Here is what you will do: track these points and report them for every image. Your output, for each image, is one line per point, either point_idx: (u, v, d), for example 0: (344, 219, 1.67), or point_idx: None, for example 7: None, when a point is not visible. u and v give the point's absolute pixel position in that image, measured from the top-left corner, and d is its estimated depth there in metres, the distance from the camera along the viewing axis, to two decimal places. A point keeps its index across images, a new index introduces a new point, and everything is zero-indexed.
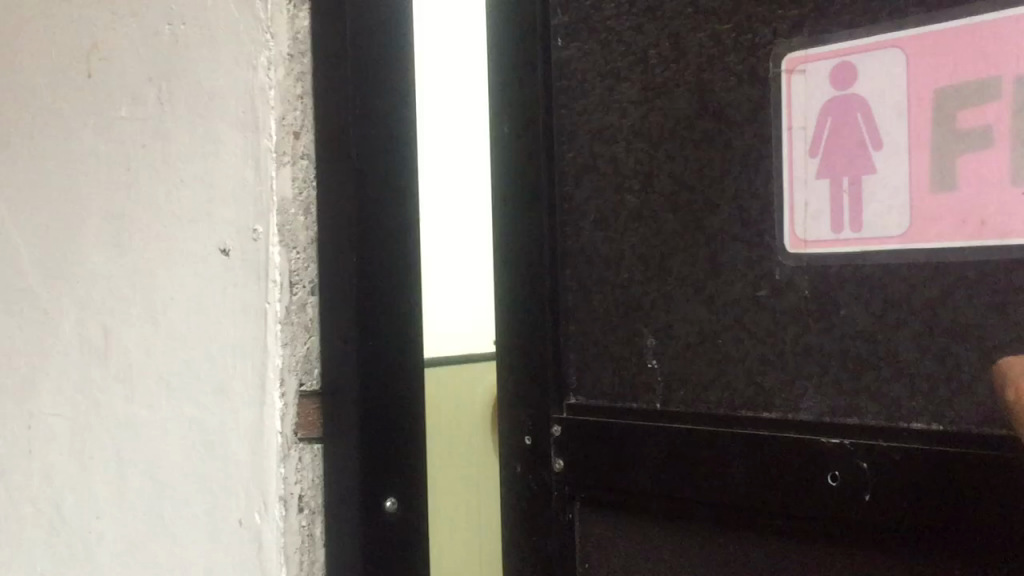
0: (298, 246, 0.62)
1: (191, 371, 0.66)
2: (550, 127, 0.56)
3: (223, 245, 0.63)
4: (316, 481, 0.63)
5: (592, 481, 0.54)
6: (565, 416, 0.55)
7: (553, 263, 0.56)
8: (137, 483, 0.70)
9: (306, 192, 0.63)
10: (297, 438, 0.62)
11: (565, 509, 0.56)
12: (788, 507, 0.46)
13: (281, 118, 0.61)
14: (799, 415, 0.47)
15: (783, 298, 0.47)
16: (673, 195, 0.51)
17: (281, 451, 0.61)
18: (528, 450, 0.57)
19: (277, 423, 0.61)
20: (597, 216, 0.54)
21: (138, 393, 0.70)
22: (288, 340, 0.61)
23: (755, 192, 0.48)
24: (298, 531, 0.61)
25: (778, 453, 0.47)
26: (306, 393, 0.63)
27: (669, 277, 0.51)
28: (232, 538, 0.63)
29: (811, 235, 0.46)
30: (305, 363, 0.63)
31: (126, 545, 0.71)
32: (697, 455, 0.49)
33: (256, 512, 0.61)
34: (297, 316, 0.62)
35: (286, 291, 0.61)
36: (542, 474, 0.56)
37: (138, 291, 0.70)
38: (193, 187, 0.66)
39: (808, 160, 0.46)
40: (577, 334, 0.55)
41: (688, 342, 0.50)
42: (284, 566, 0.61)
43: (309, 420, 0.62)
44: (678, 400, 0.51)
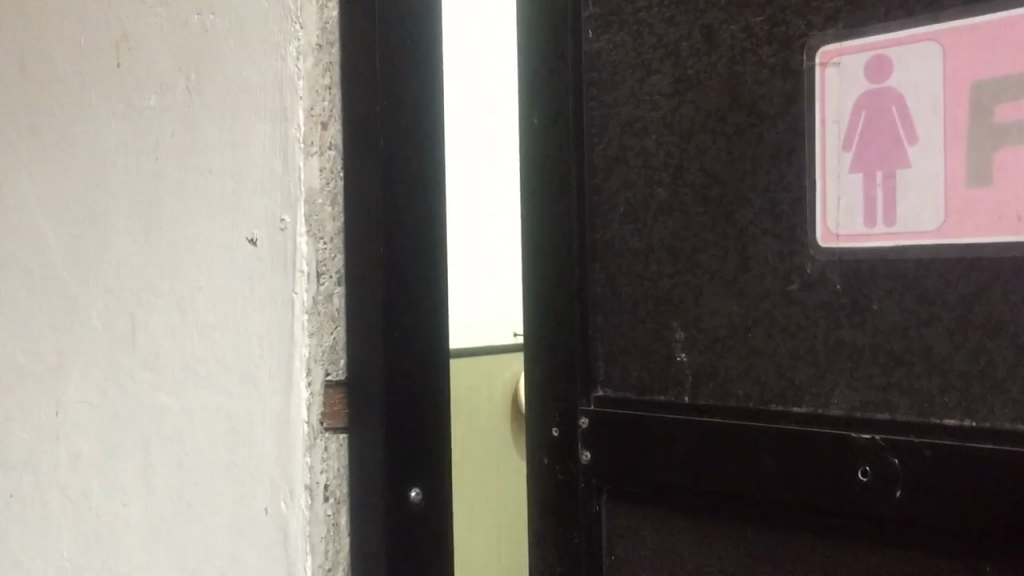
0: (325, 236, 0.62)
1: (217, 359, 0.67)
2: (580, 120, 0.56)
3: (251, 235, 0.64)
4: (341, 471, 0.63)
5: (619, 473, 0.54)
6: (592, 409, 0.55)
7: (581, 257, 0.56)
8: (164, 471, 0.71)
9: (333, 183, 0.63)
10: (323, 428, 0.62)
11: (592, 501, 0.56)
12: (818, 502, 0.46)
13: (309, 108, 0.61)
14: (828, 410, 0.46)
15: (815, 292, 0.47)
16: (703, 188, 0.50)
17: (307, 441, 0.62)
18: (556, 441, 0.57)
19: (303, 412, 0.62)
20: (626, 208, 0.54)
21: (164, 381, 0.71)
22: (314, 330, 0.62)
23: (787, 185, 0.47)
24: (323, 520, 0.62)
25: (808, 448, 0.46)
26: (332, 383, 0.63)
27: (698, 270, 0.51)
28: (258, 526, 0.64)
29: (843, 230, 0.46)
30: (331, 353, 0.63)
31: (153, 531, 0.71)
32: (724, 449, 0.49)
33: (282, 500, 0.62)
34: (323, 306, 0.62)
35: (312, 281, 0.61)
36: (569, 466, 0.57)
37: (166, 279, 0.70)
38: (220, 176, 0.66)
39: (841, 154, 0.45)
40: (606, 326, 0.55)
41: (717, 336, 0.50)
42: (310, 555, 0.61)
43: (334, 410, 0.63)
44: (708, 394, 0.50)
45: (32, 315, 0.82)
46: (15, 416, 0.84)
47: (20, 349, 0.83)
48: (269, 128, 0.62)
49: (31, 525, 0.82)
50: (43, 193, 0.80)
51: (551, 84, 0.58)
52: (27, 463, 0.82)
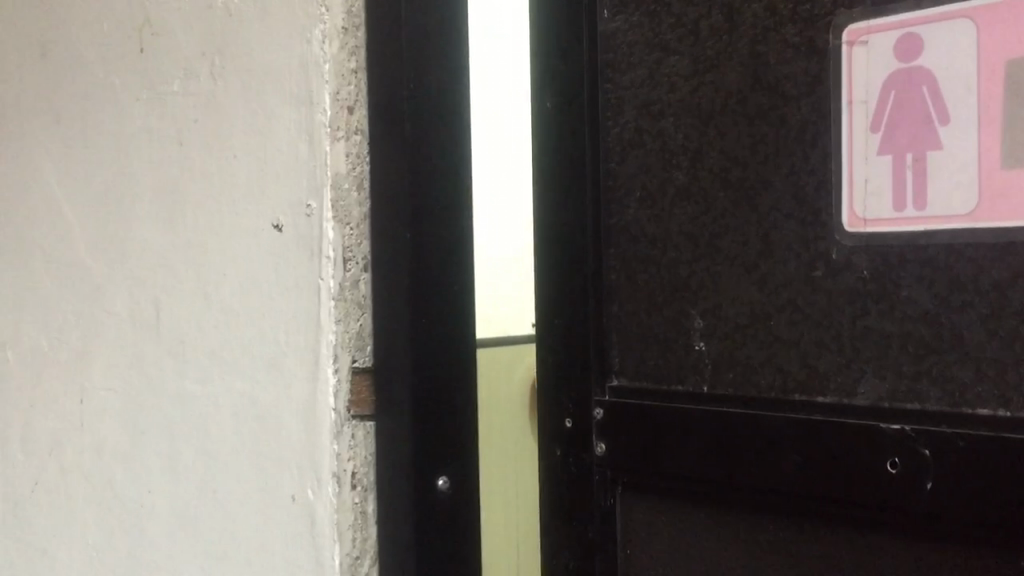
0: (352, 222, 0.61)
1: (242, 345, 0.66)
2: (596, 102, 0.55)
3: (276, 221, 0.64)
4: (368, 458, 0.63)
5: (637, 464, 0.53)
6: (607, 399, 0.54)
7: (597, 243, 0.55)
8: (189, 458, 0.71)
9: (359, 168, 0.62)
10: (349, 415, 0.62)
11: (608, 493, 0.55)
12: (845, 494, 0.45)
13: (335, 92, 0.61)
14: (854, 400, 0.45)
15: (840, 278, 0.45)
16: (723, 171, 0.49)
17: (335, 429, 0.61)
18: (571, 432, 0.56)
19: (330, 398, 0.61)
20: (642, 193, 0.53)
21: (189, 368, 0.71)
22: (340, 317, 0.61)
23: (812, 168, 0.46)
24: (351, 508, 0.62)
25: (834, 440, 0.45)
26: (359, 370, 0.62)
27: (718, 256, 0.49)
28: (285, 514, 0.63)
29: (871, 214, 0.44)
30: (358, 339, 0.62)
31: (178, 518, 0.72)
32: (745, 440, 0.47)
33: (309, 488, 0.62)
34: (350, 293, 0.62)
35: (339, 267, 0.61)
36: (583, 457, 0.56)
37: (190, 266, 0.70)
38: (243, 162, 0.66)
39: (869, 136, 0.44)
40: (622, 314, 0.54)
41: (737, 324, 0.49)
42: (338, 543, 0.61)
43: (361, 397, 0.62)
44: (727, 383, 0.49)
45: (54, 303, 0.82)
46: (37, 403, 0.84)
47: (41, 336, 0.83)
48: (297, 113, 0.62)
49: (54, 513, 0.82)
50: (65, 180, 0.80)
51: (568, 67, 0.56)
52: (49, 450, 0.83)
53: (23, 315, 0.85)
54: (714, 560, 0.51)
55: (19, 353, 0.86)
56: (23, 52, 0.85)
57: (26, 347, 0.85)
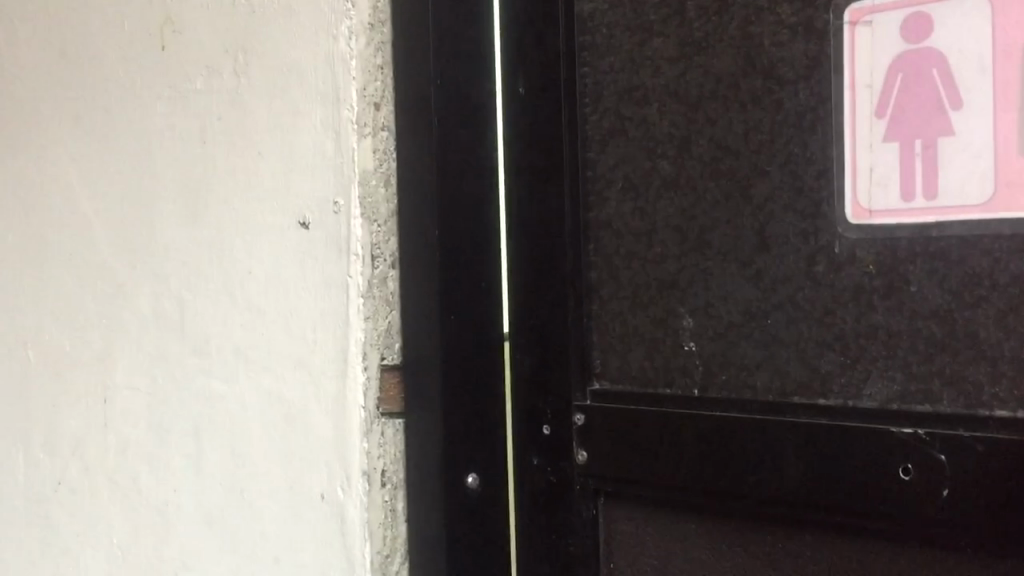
0: (380, 219, 0.60)
1: (271, 345, 0.65)
2: (571, 88, 0.52)
3: (303, 218, 0.62)
4: (399, 455, 0.61)
5: (620, 473, 0.49)
6: (592, 403, 0.50)
7: (575, 236, 0.51)
8: (214, 457, 0.70)
9: (386, 165, 0.60)
10: (379, 413, 0.60)
11: (589, 505, 0.51)
12: (853, 503, 0.42)
13: (362, 88, 0.59)
14: (860, 403, 0.42)
15: (841, 273, 0.43)
16: (715, 160, 0.47)
17: (364, 426, 0.60)
18: (545, 440, 0.52)
19: (359, 397, 0.60)
20: (624, 184, 0.50)
21: (217, 368, 0.70)
22: (370, 314, 0.59)
23: (811, 156, 0.44)
24: (381, 506, 0.60)
25: (843, 446, 0.42)
26: (387, 367, 0.61)
27: (708, 251, 0.47)
28: (315, 513, 0.62)
29: (876, 205, 0.42)
30: (387, 337, 0.61)
31: (205, 518, 0.71)
32: (745, 445, 0.45)
33: (338, 486, 0.60)
34: (378, 290, 0.60)
35: (367, 264, 0.59)
36: (561, 465, 0.51)
37: (216, 266, 0.69)
38: (268, 160, 0.64)
39: (874, 121, 0.42)
40: (603, 313, 0.51)
41: (730, 322, 0.46)
42: (368, 541, 0.59)
43: (391, 395, 0.61)
44: (720, 386, 0.46)
45: (78, 302, 0.83)
46: (61, 403, 0.85)
47: (66, 335, 0.84)
48: (322, 109, 0.60)
49: (81, 510, 0.84)
50: (89, 180, 0.81)
51: (538, 51, 0.53)
52: (74, 449, 0.84)
53: (47, 314, 0.86)
54: (705, 574, 0.48)
55: (44, 352, 0.87)
56: (45, 53, 0.85)
57: (50, 346, 0.86)
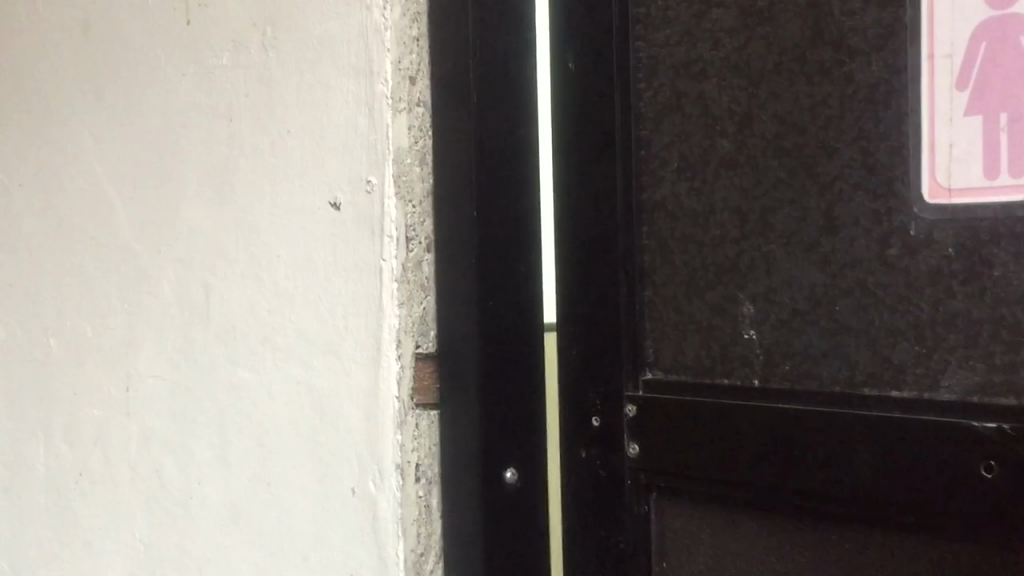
0: (414, 199, 0.57)
1: (298, 331, 0.63)
2: (625, 63, 0.49)
3: (334, 199, 0.59)
4: (432, 448, 0.59)
5: (676, 468, 0.47)
6: (643, 394, 0.48)
7: (628, 219, 0.49)
8: (241, 447, 0.68)
9: (421, 142, 0.58)
10: (414, 404, 0.58)
11: (641, 501, 0.49)
12: (930, 503, 0.39)
13: (397, 61, 0.57)
14: (936, 395, 0.40)
15: (917, 257, 0.40)
16: (777, 138, 0.44)
17: (397, 417, 0.57)
18: (595, 433, 0.50)
19: (393, 387, 0.57)
20: (680, 164, 0.48)
21: (247, 351, 0.67)
22: (404, 300, 0.57)
23: (884, 133, 0.41)
24: (415, 501, 0.58)
25: (919, 441, 0.39)
26: (422, 356, 0.58)
27: (771, 234, 0.44)
28: (346, 507, 0.60)
29: (956, 183, 0.39)
30: (420, 324, 0.58)
31: (227, 511, 0.69)
32: (810, 439, 0.42)
33: (370, 480, 0.58)
34: (413, 274, 0.58)
35: (401, 246, 0.57)
36: (612, 459, 0.49)
37: (241, 249, 0.67)
38: (295, 139, 0.62)
39: (955, 94, 0.39)
40: (656, 299, 0.48)
41: (795, 309, 0.43)
42: (402, 538, 0.57)
43: (425, 384, 0.58)
44: (782, 376, 0.44)
45: (101, 289, 0.81)
46: (82, 393, 0.84)
47: (87, 323, 0.83)
48: (354, 86, 0.58)
49: (103, 503, 0.82)
50: (113, 163, 0.79)
51: (591, 24, 0.50)
52: (95, 440, 0.83)
53: (70, 301, 0.85)
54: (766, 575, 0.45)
55: (65, 341, 0.85)
56: (68, 35, 0.84)
57: (71, 333, 0.85)
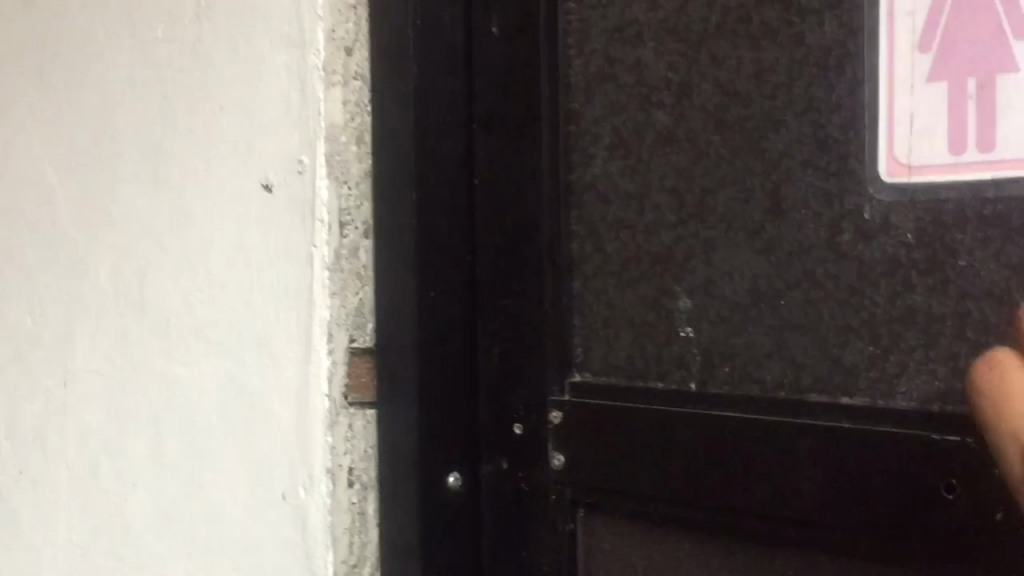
0: (350, 180, 0.45)
1: (216, 312, 0.50)
2: (554, 27, 0.44)
3: (265, 179, 0.46)
4: (370, 453, 0.46)
5: (605, 482, 0.41)
6: (568, 400, 0.43)
7: (555, 202, 0.43)
8: (146, 460, 0.55)
9: (360, 118, 0.45)
10: (347, 403, 0.46)
11: (568, 518, 0.43)
12: (882, 527, 0.34)
13: (331, 29, 0.44)
14: (891, 403, 0.34)
15: (872, 245, 0.35)
16: (719, 109, 0.39)
17: (328, 418, 0.45)
18: (515, 444, 0.44)
19: (322, 384, 0.45)
20: (613, 140, 0.42)
21: (177, 350, 0.52)
22: (338, 289, 0.45)
23: (837, 102, 0.36)
24: (348, 510, 0.46)
25: (870, 456, 0.34)
26: (358, 351, 0.46)
27: (711, 218, 0.39)
28: (272, 515, 0.47)
29: (918, 159, 0.34)
30: (356, 317, 0.45)
31: (107, 539, 0.59)
32: (750, 452, 0.37)
33: (299, 485, 0.46)
34: (348, 262, 0.45)
35: (334, 231, 0.45)
36: (534, 471, 0.44)
37: (137, 232, 0.55)
38: (215, 92, 0.49)
39: (917, 57, 0.34)
40: (586, 292, 0.43)
41: (735, 303, 0.38)
42: (331, 549, 0.45)
43: (361, 381, 0.46)
44: (721, 380, 0.38)
45: None
46: None
47: None
48: (287, 49, 0.45)
49: None
50: None
51: None
52: None
53: None
54: None
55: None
56: None
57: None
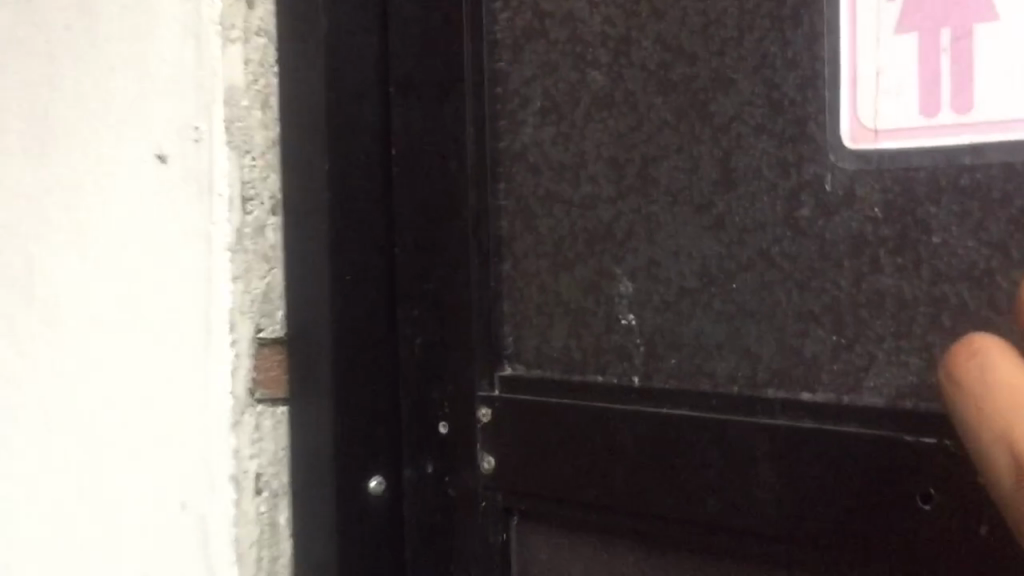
0: (255, 150, 0.39)
1: (102, 301, 0.43)
2: None
3: (160, 150, 0.39)
4: (281, 456, 0.40)
5: (538, 488, 0.37)
6: (498, 396, 0.38)
7: (481, 174, 0.39)
8: (24, 457, 0.47)
9: (265, 80, 0.39)
10: (254, 401, 0.39)
11: (499, 526, 0.39)
12: (848, 541, 0.30)
13: None
14: (856, 399, 0.30)
15: (835, 220, 0.31)
16: (662, 68, 0.34)
17: (232, 420, 0.39)
18: (442, 443, 0.40)
19: (225, 380, 0.38)
20: (544, 104, 0.38)
21: (66, 335, 0.45)
22: (242, 274, 0.38)
23: (794, 58, 0.32)
24: (256, 521, 0.39)
25: (835, 460, 0.30)
26: (266, 343, 0.39)
27: (655, 192, 0.34)
28: (169, 530, 0.40)
29: (885, 123, 0.30)
30: (263, 304, 0.39)
31: None
32: (701, 454, 0.33)
33: (200, 494, 0.39)
34: (253, 243, 0.39)
35: (236, 209, 0.38)
36: (463, 475, 0.39)
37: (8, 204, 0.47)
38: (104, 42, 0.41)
39: (883, 6, 0.29)
40: (516, 275, 0.38)
41: (682, 287, 0.34)
42: (237, 567, 0.38)
43: (272, 376, 0.40)
44: (667, 374, 0.34)
45: None
46: None
47: None
48: (179, 3, 0.38)
49: None
50: None
51: None
52: None
53: None
54: None
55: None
56: None
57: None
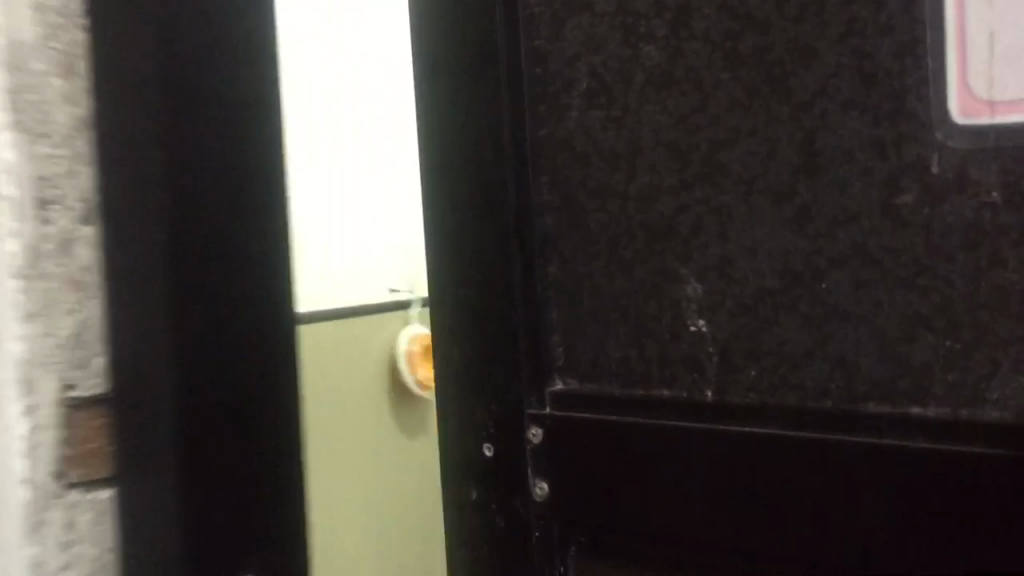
0: (66, 198, 0.35)
1: None
2: None
3: None
4: (98, 547, 0.36)
5: (600, 518, 0.33)
6: (552, 414, 0.34)
7: (525, 167, 0.35)
8: None
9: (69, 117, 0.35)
10: (67, 485, 0.35)
11: (554, 563, 0.35)
12: None
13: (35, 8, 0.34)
14: (975, 414, 0.26)
15: (944, 207, 0.27)
16: (728, 39, 0.30)
17: (25, 509, 0.34)
18: (489, 467, 0.36)
19: (19, 463, 0.34)
20: (590, 85, 0.33)
21: None
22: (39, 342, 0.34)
23: (888, 22, 0.27)
24: None
25: (957, 487, 0.26)
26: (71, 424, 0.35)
27: (725, 181, 0.30)
28: None
29: (1000, 92, 0.25)
30: (75, 374, 0.35)
31: None
32: (794, 480, 0.29)
33: None
34: (57, 306, 0.35)
35: (40, 268, 0.34)
36: (514, 503, 0.35)
37: None
38: None
39: None
40: (565, 279, 0.34)
41: (762, 288, 0.30)
42: None
43: (83, 456, 0.35)
44: (746, 388, 0.30)
45: None
46: None
47: None
48: None
49: None
50: None
51: None
52: None
53: None
54: None
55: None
56: None
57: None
